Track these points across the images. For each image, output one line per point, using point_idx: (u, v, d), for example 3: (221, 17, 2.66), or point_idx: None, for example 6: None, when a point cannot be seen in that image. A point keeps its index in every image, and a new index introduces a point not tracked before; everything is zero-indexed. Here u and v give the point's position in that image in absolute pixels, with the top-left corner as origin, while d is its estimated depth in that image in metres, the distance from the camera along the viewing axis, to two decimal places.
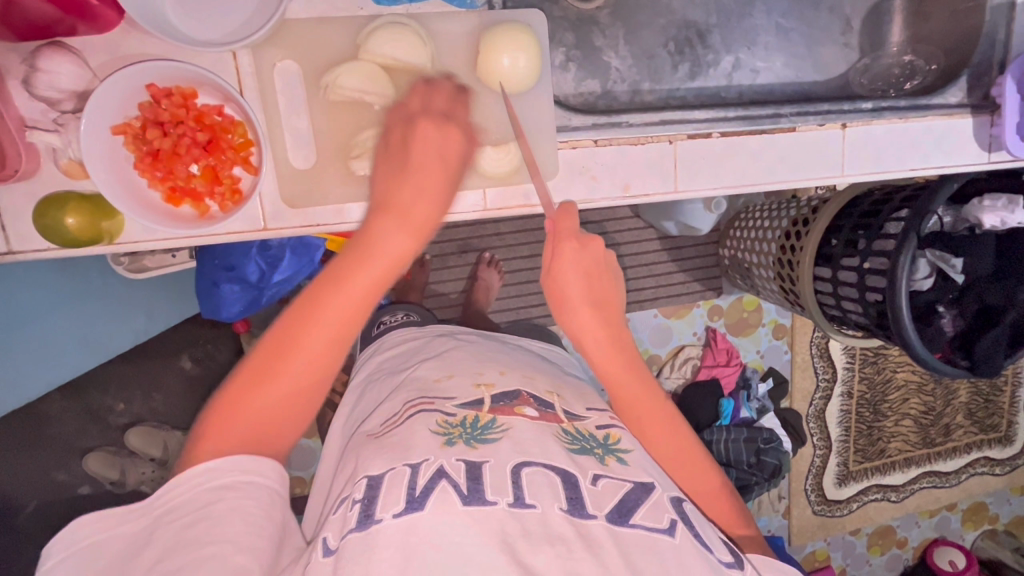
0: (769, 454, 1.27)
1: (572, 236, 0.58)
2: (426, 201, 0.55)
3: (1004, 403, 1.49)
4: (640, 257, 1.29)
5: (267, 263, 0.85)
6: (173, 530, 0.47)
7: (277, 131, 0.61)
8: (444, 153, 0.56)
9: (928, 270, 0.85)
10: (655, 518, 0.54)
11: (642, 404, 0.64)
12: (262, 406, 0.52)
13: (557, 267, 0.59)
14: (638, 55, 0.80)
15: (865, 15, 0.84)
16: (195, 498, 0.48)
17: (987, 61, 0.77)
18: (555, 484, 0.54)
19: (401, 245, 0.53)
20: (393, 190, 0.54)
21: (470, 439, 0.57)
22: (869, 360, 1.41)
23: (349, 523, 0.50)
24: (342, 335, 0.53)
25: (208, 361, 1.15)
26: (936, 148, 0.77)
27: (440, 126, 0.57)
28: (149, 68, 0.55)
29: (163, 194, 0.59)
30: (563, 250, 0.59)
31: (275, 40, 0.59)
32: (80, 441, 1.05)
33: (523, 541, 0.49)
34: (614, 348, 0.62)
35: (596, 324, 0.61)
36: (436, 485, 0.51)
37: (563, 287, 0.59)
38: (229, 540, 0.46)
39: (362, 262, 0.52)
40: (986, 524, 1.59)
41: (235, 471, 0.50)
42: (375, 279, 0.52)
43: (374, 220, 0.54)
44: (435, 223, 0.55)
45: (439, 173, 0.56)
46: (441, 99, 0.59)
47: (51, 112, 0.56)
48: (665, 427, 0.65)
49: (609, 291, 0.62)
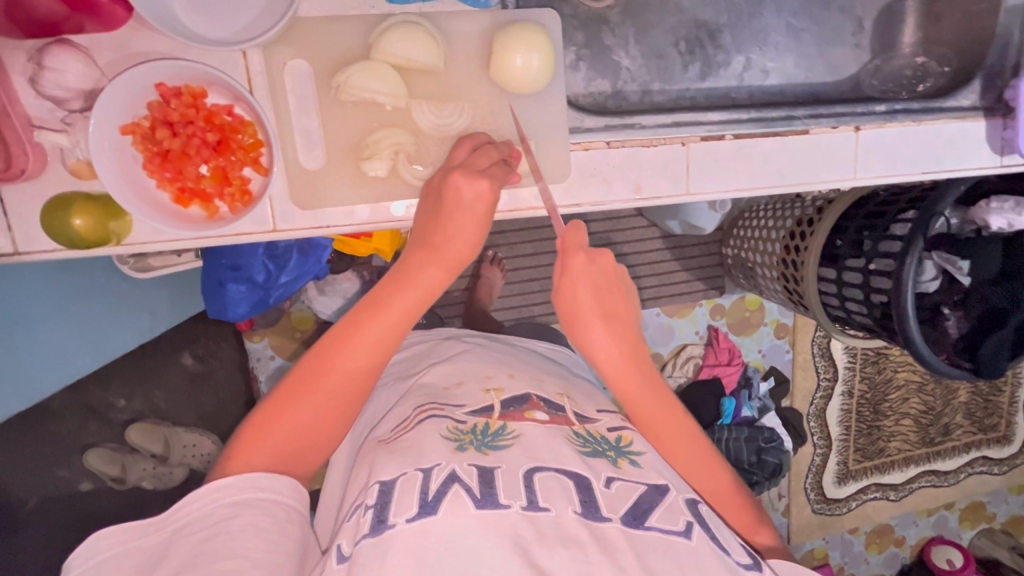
0: (770, 453, 1.28)
1: (582, 252, 0.56)
2: (460, 242, 0.58)
3: (1003, 403, 1.49)
4: (643, 256, 1.29)
5: (274, 264, 0.85)
6: (189, 544, 0.48)
7: (287, 132, 0.60)
8: (484, 207, 0.58)
9: (933, 272, 0.86)
10: (671, 521, 0.54)
11: (655, 415, 0.62)
12: (296, 426, 0.56)
13: (566, 284, 0.57)
14: (648, 55, 0.79)
15: (877, 16, 0.83)
16: (211, 513, 0.50)
17: (1001, 62, 0.77)
18: (569, 487, 0.53)
19: (436, 279, 0.58)
20: (428, 231, 0.58)
21: (482, 445, 0.57)
22: (871, 360, 1.42)
23: (363, 528, 0.50)
24: (376, 360, 0.57)
25: (211, 358, 1.15)
26: (950, 151, 0.76)
27: (477, 176, 0.57)
28: (158, 68, 0.54)
29: (172, 195, 0.58)
30: (573, 265, 0.56)
31: (286, 39, 0.58)
32: (81, 438, 1.04)
33: (537, 543, 0.49)
34: (629, 365, 0.60)
35: (608, 338, 0.59)
36: (448, 489, 0.51)
37: (576, 302, 0.57)
38: (244, 556, 0.47)
39: (398, 296, 0.57)
40: (983, 523, 1.59)
41: (253, 487, 0.52)
42: (408, 309, 0.57)
43: (411, 255, 0.58)
44: (466, 262, 0.59)
45: (477, 220, 0.58)
46: (484, 159, 0.59)
47: (58, 111, 0.55)
48: (680, 439, 0.63)
49: (621, 304, 0.59)
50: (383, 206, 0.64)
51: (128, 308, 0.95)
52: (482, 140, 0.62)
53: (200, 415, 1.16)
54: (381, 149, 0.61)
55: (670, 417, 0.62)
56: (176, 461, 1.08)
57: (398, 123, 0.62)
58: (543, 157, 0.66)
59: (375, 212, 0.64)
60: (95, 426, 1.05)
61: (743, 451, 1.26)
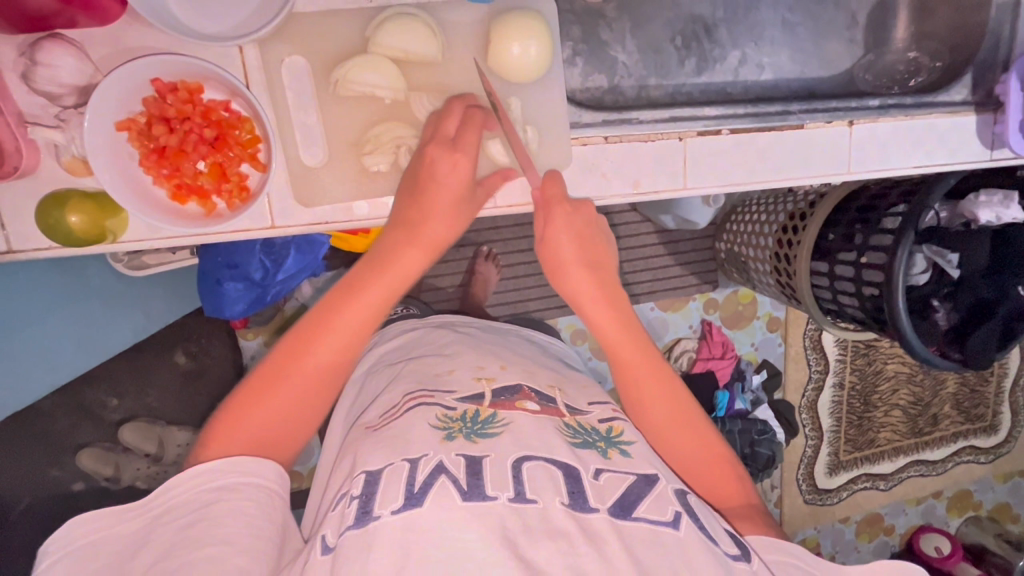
0: (762, 445, 1.29)
1: (562, 200, 0.63)
2: (438, 219, 0.59)
3: (989, 393, 1.52)
4: (636, 250, 1.29)
5: (271, 261, 0.84)
6: (170, 532, 0.48)
7: (287, 127, 0.60)
8: (459, 177, 0.59)
9: (924, 265, 0.86)
10: (659, 511, 0.53)
11: (644, 380, 0.63)
12: (276, 407, 0.55)
13: (550, 231, 0.63)
14: (644, 50, 0.79)
15: (870, 11, 0.84)
16: (193, 500, 0.50)
17: (991, 59, 0.77)
18: (557, 477, 0.53)
19: (414, 258, 0.59)
20: (407, 207, 0.60)
21: (471, 432, 0.56)
22: (861, 352, 1.43)
23: (348, 519, 0.49)
24: (354, 343, 0.58)
25: (203, 356, 1.17)
26: (940, 144, 0.77)
27: (450, 148, 0.59)
28: (154, 63, 0.53)
29: (169, 192, 0.57)
30: (556, 214, 0.63)
31: (283, 34, 0.58)
32: (74, 437, 1.08)
33: (525, 537, 0.48)
34: (614, 308, 0.64)
35: (590, 284, 0.64)
36: (435, 479, 0.50)
37: (557, 247, 0.63)
38: (226, 541, 0.47)
39: (383, 271, 0.58)
40: (971, 511, 1.62)
41: (236, 472, 0.52)
42: (390, 286, 0.58)
43: (389, 239, 0.60)
44: (444, 244, 0.61)
45: (452, 197, 0.59)
46: (453, 122, 0.59)
47: (51, 107, 0.54)
48: (666, 408, 0.63)
49: (603, 257, 0.65)
50: (382, 202, 0.64)
51: (120, 305, 0.96)
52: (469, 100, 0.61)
53: (194, 414, 1.17)
54: (382, 144, 0.61)
55: (660, 372, 0.64)
56: (170, 460, 1.10)
57: (398, 117, 0.61)
58: (544, 151, 0.66)
59: (374, 208, 0.64)
60: (88, 424, 1.09)
61: (736, 444, 1.27)
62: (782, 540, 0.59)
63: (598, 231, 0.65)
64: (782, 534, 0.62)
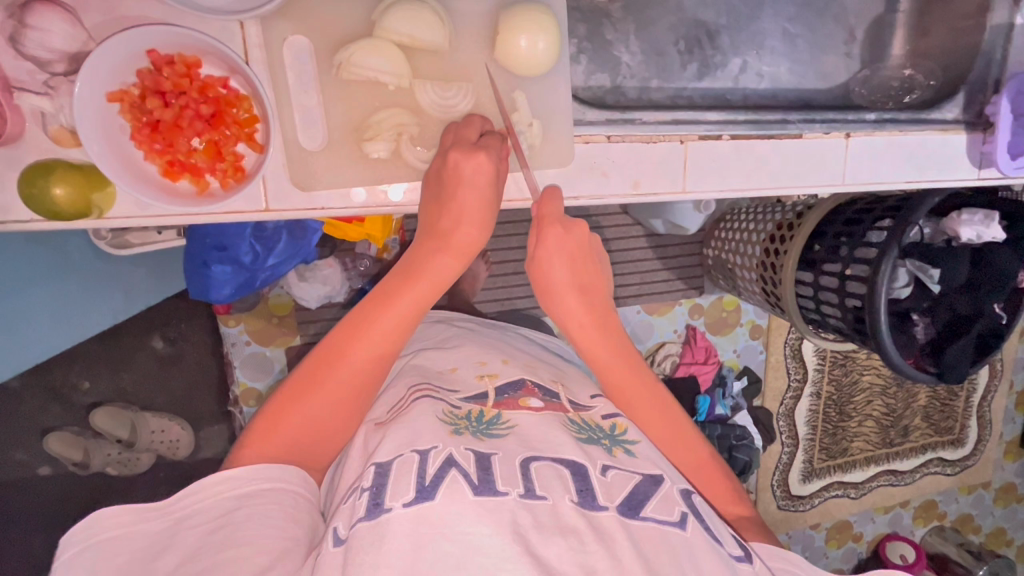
0: (741, 450, 1.30)
1: (556, 222, 0.57)
2: (467, 225, 0.56)
3: (958, 407, 1.56)
4: (626, 253, 1.29)
5: (262, 245, 0.83)
6: (197, 534, 0.47)
7: (286, 109, 0.58)
8: (484, 183, 0.56)
9: (906, 280, 0.86)
10: (666, 511, 0.52)
11: (637, 398, 0.62)
12: (305, 416, 0.55)
13: (540, 255, 0.58)
14: (648, 52, 0.79)
15: (868, 27, 0.86)
16: (218, 505, 0.49)
17: (983, 79, 0.79)
18: (566, 477, 0.52)
19: (448, 266, 0.56)
20: (434, 216, 0.57)
21: (477, 432, 0.56)
22: (838, 363, 1.46)
23: (358, 511, 0.48)
24: (383, 351, 0.56)
25: (181, 341, 1.14)
26: (929, 161, 0.79)
27: (473, 151, 0.56)
28: (152, 33, 0.51)
29: (160, 168, 0.55)
30: (548, 237, 0.57)
31: (284, 13, 0.56)
32: (42, 419, 1.09)
33: (536, 532, 0.47)
34: (604, 335, 0.61)
35: (584, 311, 0.59)
36: (446, 473, 0.49)
37: (549, 271, 0.58)
38: (248, 543, 0.45)
39: (411, 282, 0.56)
40: (935, 520, 1.66)
41: (256, 478, 0.51)
42: (419, 296, 0.56)
43: (419, 246, 0.58)
44: (478, 248, 0.58)
45: (482, 203, 0.56)
46: (473, 131, 0.59)
47: (39, 73, 0.52)
48: (664, 423, 0.63)
49: (596, 277, 0.60)
50: (380, 189, 0.63)
51: (97, 286, 0.94)
52: (485, 123, 0.61)
53: (171, 400, 1.15)
54: (383, 130, 0.59)
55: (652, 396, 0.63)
56: (144, 446, 1.09)
57: (400, 104, 0.60)
58: (544, 146, 0.65)
59: (373, 196, 0.63)
60: (57, 406, 1.10)
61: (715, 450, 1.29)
62: (779, 547, 0.61)
63: (592, 253, 0.59)
64: (772, 539, 0.64)
